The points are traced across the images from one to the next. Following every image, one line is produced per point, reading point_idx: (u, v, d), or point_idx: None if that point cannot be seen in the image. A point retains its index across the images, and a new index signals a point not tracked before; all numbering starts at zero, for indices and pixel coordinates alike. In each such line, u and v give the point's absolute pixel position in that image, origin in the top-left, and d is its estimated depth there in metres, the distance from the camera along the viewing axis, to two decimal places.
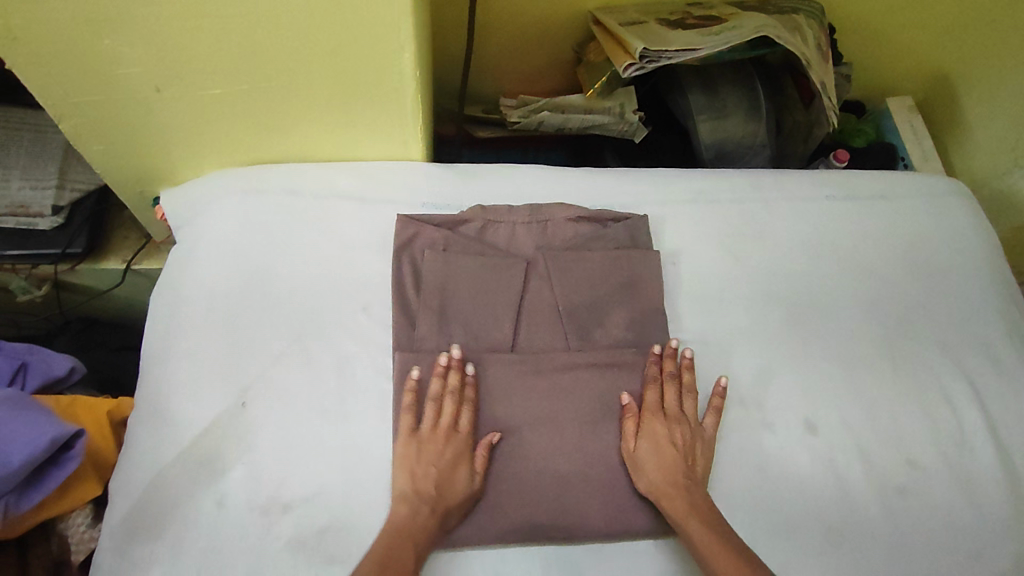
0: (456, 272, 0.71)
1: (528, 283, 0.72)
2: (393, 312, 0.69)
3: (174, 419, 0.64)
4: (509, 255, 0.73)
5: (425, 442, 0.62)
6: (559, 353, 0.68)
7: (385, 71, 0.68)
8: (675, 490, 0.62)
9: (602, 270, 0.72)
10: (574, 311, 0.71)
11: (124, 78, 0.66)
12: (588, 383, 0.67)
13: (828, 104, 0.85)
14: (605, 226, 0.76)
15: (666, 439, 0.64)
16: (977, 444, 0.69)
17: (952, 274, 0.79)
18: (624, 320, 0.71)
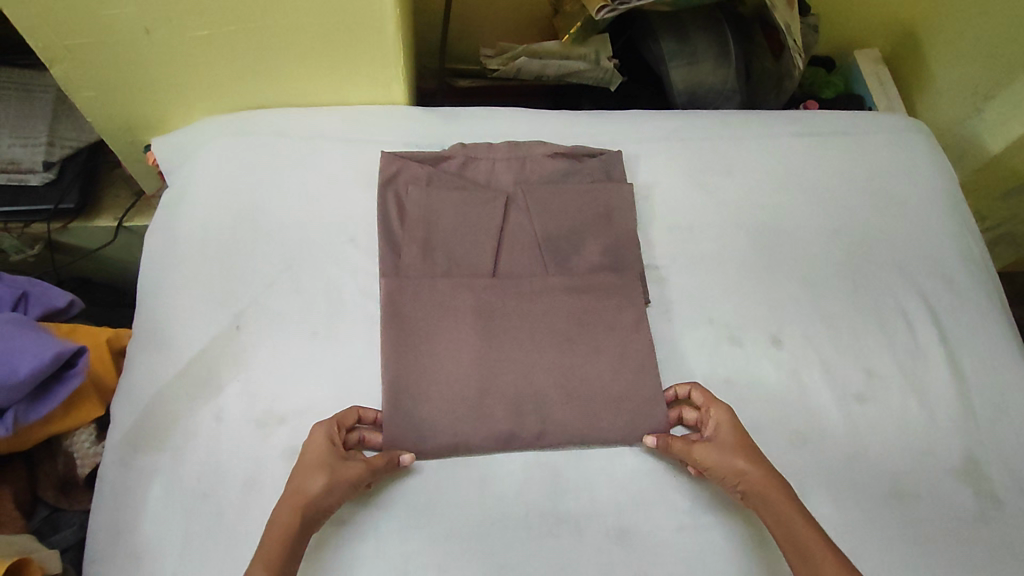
0: (438, 204, 0.74)
1: (509, 214, 0.75)
2: (380, 242, 0.72)
3: (173, 343, 0.67)
4: (488, 188, 0.76)
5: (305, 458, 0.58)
6: (537, 276, 0.71)
7: (368, 10, 0.70)
8: (755, 468, 0.60)
9: (578, 201, 0.76)
10: (551, 239, 0.74)
11: (112, 18, 0.68)
12: (564, 304, 0.71)
13: (793, 47, 0.89)
14: (581, 161, 0.80)
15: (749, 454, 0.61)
16: (929, 355, 0.75)
17: (908, 204, 0.84)
18: (600, 247, 0.75)
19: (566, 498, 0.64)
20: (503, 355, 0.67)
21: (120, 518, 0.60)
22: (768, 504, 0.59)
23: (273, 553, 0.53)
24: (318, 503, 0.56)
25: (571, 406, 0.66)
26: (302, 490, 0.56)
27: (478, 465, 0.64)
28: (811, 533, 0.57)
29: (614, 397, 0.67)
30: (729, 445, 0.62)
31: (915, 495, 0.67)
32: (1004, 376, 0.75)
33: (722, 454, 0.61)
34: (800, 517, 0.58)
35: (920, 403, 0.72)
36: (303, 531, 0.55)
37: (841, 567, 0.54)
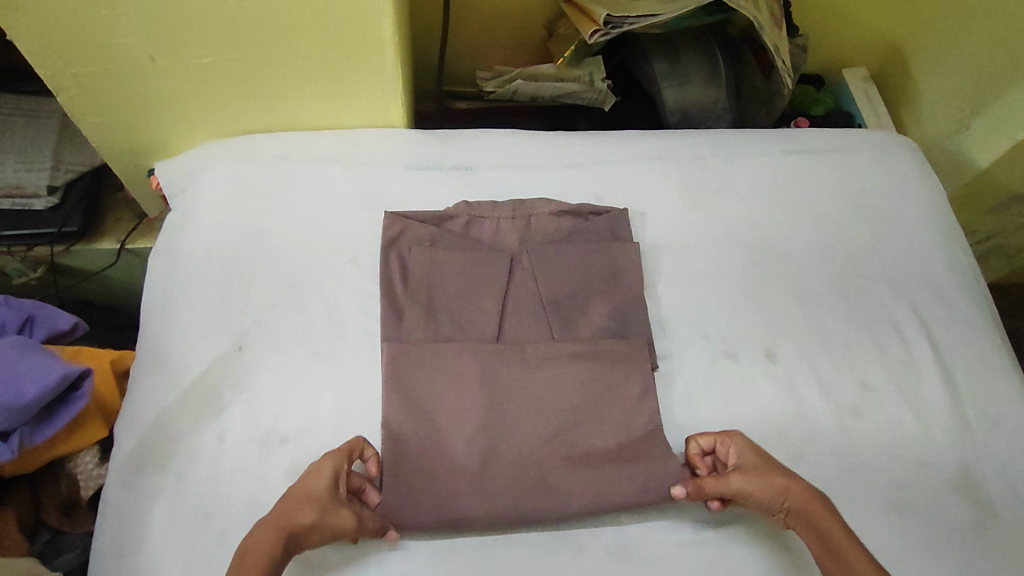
0: (442, 266, 0.74)
1: (514, 275, 0.75)
2: (382, 306, 0.71)
3: (176, 365, 0.68)
4: (494, 248, 0.77)
5: (296, 491, 0.58)
6: (542, 343, 0.70)
7: (367, 37, 0.72)
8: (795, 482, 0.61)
9: (583, 261, 0.76)
10: (556, 301, 0.73)
11: (118, 47, 0.70)
12: (570, 373, 0.69)
13: (782, 67, 0.91)
14: (586, 220, 0.80)
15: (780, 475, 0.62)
16: (923, 369, 0.76)
17: (897, 220, 0.86)
18: (605, 310, 0.74)
19: (566, 512, 0.65)
20: (507, 424, 0.66)
21: (122, 540, 0.61)
22: (816, 521, 0.60)
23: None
24: (300, 543, 0.56)
25: (573, 475, 0.65)
26: (287, 517, 0.55)
27: None
28: (858, 552, 0.58)
29: (618, 468, 0.66)
30: (760, 471, 0.62)
31: (913, 508, 0.68)
32: (998, 387, 0.76)
33: (759, 478, 0.62)
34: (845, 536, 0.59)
35: (916, 416, 0.73)
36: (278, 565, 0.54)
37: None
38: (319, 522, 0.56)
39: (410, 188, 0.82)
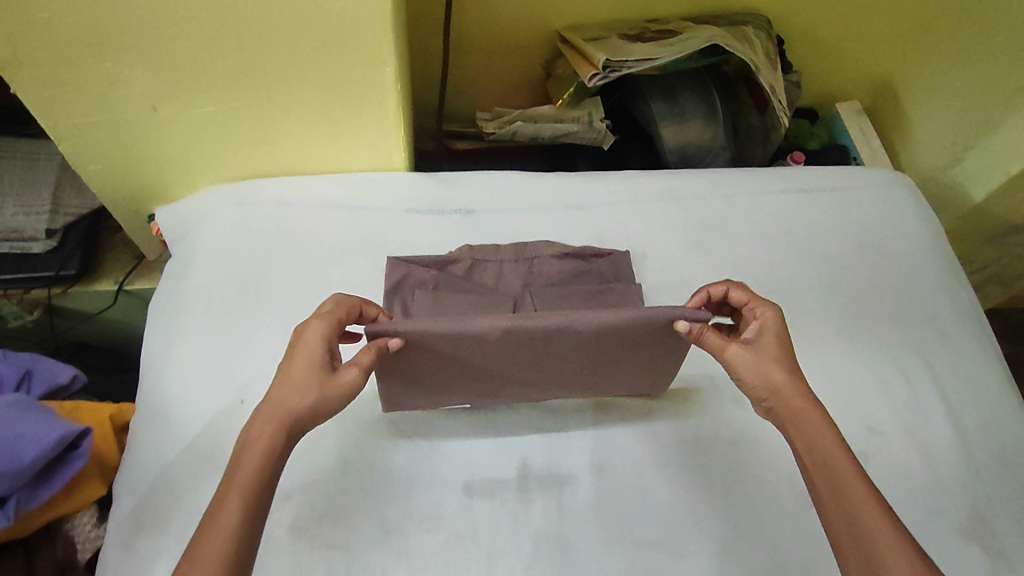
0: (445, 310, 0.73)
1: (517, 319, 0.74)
2: None
3: (178, 420, 0.67)
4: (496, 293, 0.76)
5: (294, 366, 0.56)
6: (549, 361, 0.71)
7: (370, 85, 0.73)
8: (794, 381, 0.59)
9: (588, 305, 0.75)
10: None
11: (122, 99, 0.70)
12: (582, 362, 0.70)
13: (778, 106, 0.92)
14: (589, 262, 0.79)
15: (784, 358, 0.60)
16: (929, 409, 0.76)
17: (896, 257, 0.87)
18: None
19: (576, 571, 0.63)
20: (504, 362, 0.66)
21: None
22: (802, 425, 0.57)
23: (255, 470, 0.51)
24: (306, 420, 0.55)
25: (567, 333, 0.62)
26: (285, 400, 0.55)
27: (487, 535, 0.64)
28: (834, 442, 0.56)
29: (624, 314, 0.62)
30: (771, 359, 0.60)
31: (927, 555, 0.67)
32: (1006, 427, 0.76)
33: (762, 361, 0.60)
34: (824, 425, 0.57)
35: (924, 458, 0.73)
36: (287, 444, 0.54)
37: (860, 474, 0.54)
38: (320, 392, 0.56)
39: (413, 233, 0.82)
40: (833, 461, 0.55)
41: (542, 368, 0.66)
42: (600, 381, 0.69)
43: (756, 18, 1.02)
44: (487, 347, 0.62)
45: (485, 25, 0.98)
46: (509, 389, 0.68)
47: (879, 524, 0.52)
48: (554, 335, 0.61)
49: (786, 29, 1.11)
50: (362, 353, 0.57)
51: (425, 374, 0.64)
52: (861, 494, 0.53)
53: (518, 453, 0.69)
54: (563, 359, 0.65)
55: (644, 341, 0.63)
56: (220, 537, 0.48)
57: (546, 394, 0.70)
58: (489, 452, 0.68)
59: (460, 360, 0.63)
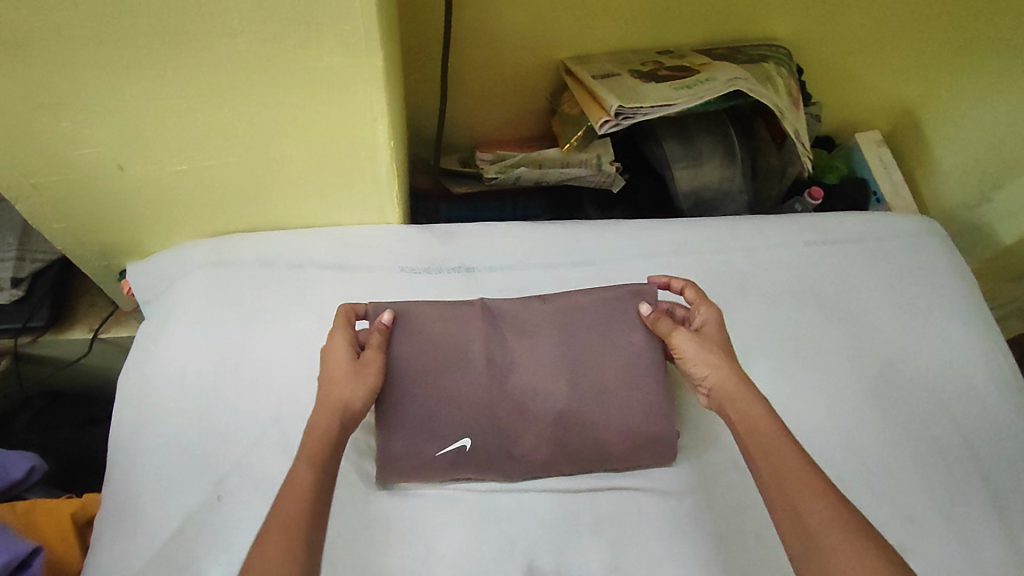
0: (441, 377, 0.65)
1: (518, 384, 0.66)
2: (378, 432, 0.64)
3: (148, 519, 0.61)
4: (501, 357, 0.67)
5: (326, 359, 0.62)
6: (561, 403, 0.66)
7: (359, 140, 0.66)
8: (730, 362, 0.61)
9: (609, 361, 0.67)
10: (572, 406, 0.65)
11: (82, 158, 0.63)
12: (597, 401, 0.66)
13: (803, 151, 0.85)
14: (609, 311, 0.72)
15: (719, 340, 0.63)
16: (969, 491, 0.70)
17: (930, 316, 0.81)
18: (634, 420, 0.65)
19: None
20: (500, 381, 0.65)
21: None
22: (736, 402, 0.59)
23: (325, 429, 0.56)
24: (353, 400, 0.59)
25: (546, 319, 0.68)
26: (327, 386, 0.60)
27: None
28: (757, 402, 0.58)
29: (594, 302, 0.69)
30: (712, 340, 0.63)
31: None
32: None
33: (701, 345, 0.63)
34: (747, 388, 0.59)
35: (966, 550, 0.67)
36: (340, 424, 0.57)
37: (780, 427, 0.56)
38: (357, 376, 0.60)
39: (408, 297, 0.75)
40: (755, 416, 0.57)
41: (528, 369, 0.66)
42: (594, 403, 0.66)
43: (777, 50, 0.95)
44: (469, 329, 0.67)
45: (486, 55, 0.90)
46: (500, 416, 0.65)
47: (792, 465, 0.54)
48: (524, 312, 0.69)
49: (807, 58, 1.04)
50: (373, 336, 0.64)
51: (414, 380, 0.65)
52: (774, 438, 0.55)
53: (524, 555, 0.62)
54: (542, 350, 0.67)
55: (613, 322, 0.68)
56: (295, 493, 0.51)
57: (539, 428, 0.65)
58: (491, 553, 0.62)
59: (447, 349, 0.66)
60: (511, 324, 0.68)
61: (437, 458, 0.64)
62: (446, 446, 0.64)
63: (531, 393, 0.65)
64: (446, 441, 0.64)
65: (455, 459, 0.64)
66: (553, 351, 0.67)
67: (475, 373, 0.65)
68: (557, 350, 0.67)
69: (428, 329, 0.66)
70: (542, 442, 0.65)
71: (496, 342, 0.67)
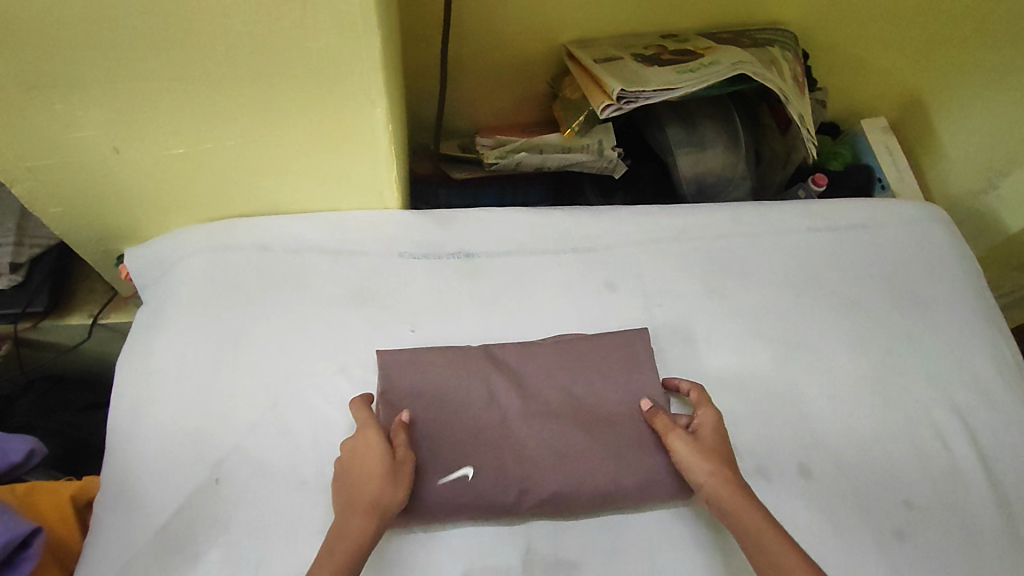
0: (441, 413, 0.65)
1: (520, 426, 0.65)
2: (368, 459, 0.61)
3: (146, 503, 0.61)
4: (501, 397, 0.66)
5: (359, 456, 0.58)
6: (568, 447, 0.64)
7: (358, 124, 0.65)
8: (725, 474, 0.59)
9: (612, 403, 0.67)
10: (576, 451, 0.64)
11: (77, 140, 0.62)
12: (600, 448, 0.65)
13: (807, 136, 0.83)
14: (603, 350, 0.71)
15: (710, 446, 0.62)
16: (971, 479, 0.70)
17: (934, 303, 0.80)
18: (640, 471, 0.64)
19: None
20: (503, 422, 0.65)
21: None
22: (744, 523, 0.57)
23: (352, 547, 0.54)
24: (392, 503, 0.56)
25: (548, 368, 0.69)
26: (368, 485, 0.57)
27: None
28: (749, 509, 0.57)
29: (593, 354, 0.70)
30: (708, 451, 0.61)
31: None
32: None
33: (699, 453, 0.61)
34: (750, 507, 0.57)
35: (965, 537, 0.67)
36: (377, 532, 0.55)
37: (791, 545, 0.55)
38: (393, 480, 0.57)
39: (406, 283, 0.74)
40: (746, 522, 0.56)
41: (532, 400, 0.67)
42: (600, 434, 0.65)
43: (781, 33, 0.94)
44: (469, 369, 0.67)
45: (486, 39, 0.89)
46: (505, 446, 0.64)
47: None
48: (524, 359, 0.69)
49: (812, 42, 1.02)
50: (405, 448, 0.59)
51: (421, 416, 0.64)
52: (781, 552, 0.54)
53: (522, 538, 0.62)
54: (547, 373, 0.68)
55: (615, 359, 0.69)
56: None
57: (545, 452, 0.64)
58: (491, 536, 0.62)
59: (451, 390, 0.66)
60: (511, 369, 0.68)
61: (440, 487, 0.61)
62: (449, 475, 0.62)
63: (535, 428, 0.65)
64: (449, 469, 0.62)
65: (459, 488, 0.61)
66: (555, 387, 0.68)
67: (480, 404, 0.65)
68: (561, 382, 0.68)
69: (433, 376, 0.66)
70: (558, 468, 0.63)
71: (498, 380, 0.67)
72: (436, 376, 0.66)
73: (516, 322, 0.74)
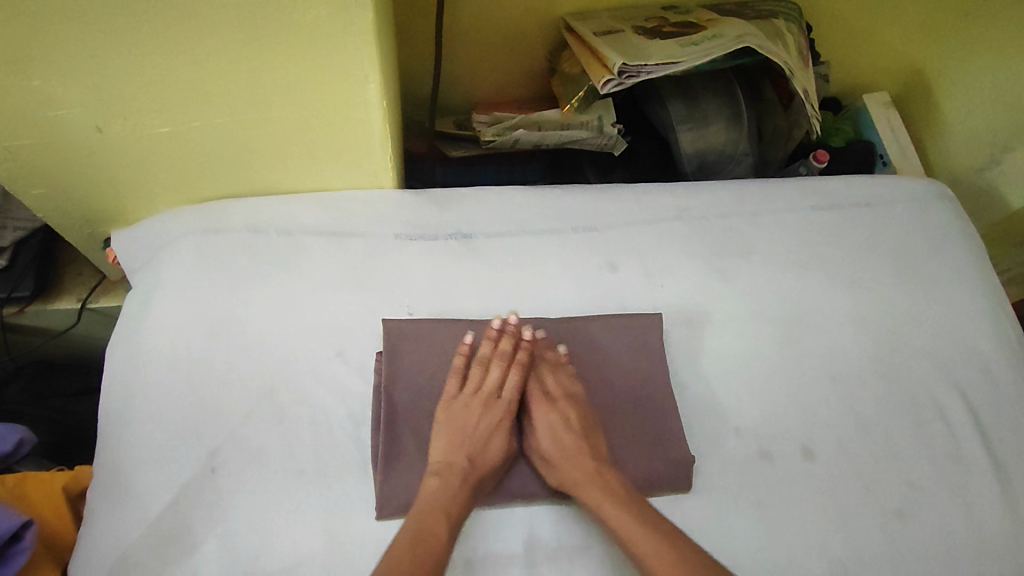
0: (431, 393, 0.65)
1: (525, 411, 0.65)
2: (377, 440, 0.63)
3: (140, 493, 0.60)
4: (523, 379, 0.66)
5: (462, 409, 0.62)
6: None
7: (350, 100, 0.62)
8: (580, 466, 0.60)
9: (625, 387, 0.67)
10: None
11: (57, 119, 0.60)
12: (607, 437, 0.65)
13: (811, 112, 0.81)
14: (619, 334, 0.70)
15: (563, 435, 0.62)
16: (972, 458, 0.70)
17: (938, 282, 0.80)
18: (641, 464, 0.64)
19: None
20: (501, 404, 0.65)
21: None
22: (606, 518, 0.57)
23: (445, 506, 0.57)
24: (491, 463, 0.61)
25: (577, 348, 0.69)
26: (465, 438, 0.61)
27: None
28: (605, 499, 0.58)
29: (606, 337, 0.69)
30: (546, 439, 0.62)
31: None
32: None
33: (556, 443, 0.62)
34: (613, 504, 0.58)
35: (967, 515, 0.67)
36: (473, 490, 0.59)
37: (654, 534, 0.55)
38: (490, 443, 0.62)
39: (403, 264, 0.73)
40: (605, 514, 0.58)
41: (595, 378, 0.68)
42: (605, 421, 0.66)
43: (786, 4, 0.90)
44: (531, 344, 0.68)
45: (482, 11, 0.86)
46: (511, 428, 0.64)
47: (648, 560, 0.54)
48: (554, 337, 0.69)
49: (816, 14, 0.99)
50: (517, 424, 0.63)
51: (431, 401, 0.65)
52: (642, 541, 0.55)
53: (526, 523, 0.62)
54: (576, 352, 0.69)
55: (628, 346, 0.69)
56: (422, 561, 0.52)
57: None
58: (492, 526, 0.61)
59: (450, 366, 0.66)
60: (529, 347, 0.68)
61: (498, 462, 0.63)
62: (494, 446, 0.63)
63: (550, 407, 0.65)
64: None
65: None
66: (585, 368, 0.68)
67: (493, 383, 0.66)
68: (589, 363, 0.68)
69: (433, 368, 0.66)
70: None
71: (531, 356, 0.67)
72: (437, 355, 0.66)
73: (515, 304, 0.72)
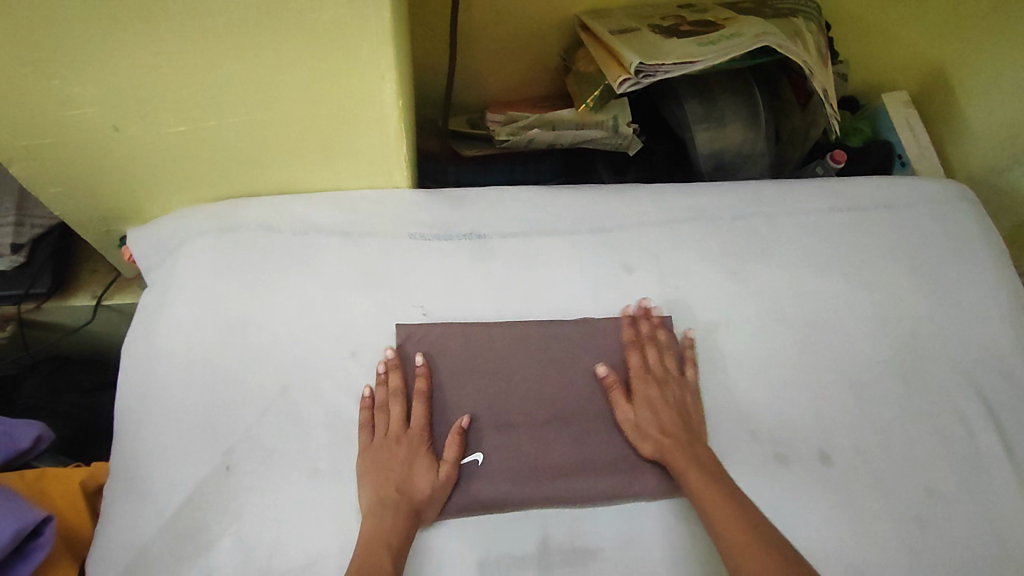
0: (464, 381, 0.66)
1: (523, 414, 0.65)
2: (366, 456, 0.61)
3: (156, 490, 0.60)
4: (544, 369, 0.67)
5: (377, 450, 0.61)
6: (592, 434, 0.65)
7: (365, 99, 0.62)
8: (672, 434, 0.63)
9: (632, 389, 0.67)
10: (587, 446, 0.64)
11: (74, 118, 0.60)
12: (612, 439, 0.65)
13: (830, 112, 0.80)
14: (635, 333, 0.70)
15: (660, 401, 0.65)
16: (992, 464, 0.69)
17: (958, 284, 0.78)
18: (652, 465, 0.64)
19: None
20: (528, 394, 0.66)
21: None
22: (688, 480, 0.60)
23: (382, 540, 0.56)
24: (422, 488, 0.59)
25: (570, 347, 0.69)
26: (388, 474, 0.60)
27: None
28: (689, 463, 0.61)
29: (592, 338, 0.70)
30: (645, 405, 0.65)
31: None
32: None
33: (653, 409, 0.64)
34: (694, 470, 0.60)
35: (988, 521, 0.66)
36: (408, 519, 0.58)
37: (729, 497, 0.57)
38: (417, 470, 0.60)
39: (418, 264, 0.72)
40: (688, 476, 0.60)
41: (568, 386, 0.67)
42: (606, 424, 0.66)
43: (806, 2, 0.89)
44: (505, 352, 0.67)
45: (496, 9, 0.85)
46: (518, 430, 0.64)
47: (721, 519, 0.56)
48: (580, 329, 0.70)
49: (834, 12, 0.98)
50: (449, 446, 0.62)
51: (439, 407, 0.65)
52: (716, 506, 0.57)
53: (539, 525, 0.61)
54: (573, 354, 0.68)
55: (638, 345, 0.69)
56: None
57: (564, 442, 0.64)
58: (504, 528, 0.61)
59: (490, 356, 0.67)
60: (542, 343, 0.68)
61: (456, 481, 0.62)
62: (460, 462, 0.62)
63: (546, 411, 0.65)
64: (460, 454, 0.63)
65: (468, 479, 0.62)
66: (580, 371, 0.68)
67: (489, 387, 0.66)
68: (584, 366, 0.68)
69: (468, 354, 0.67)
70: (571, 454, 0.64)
71: (533, 356, 0.68)
72: (468, 350, 0.67)
73: (529, 305, 0.72)
